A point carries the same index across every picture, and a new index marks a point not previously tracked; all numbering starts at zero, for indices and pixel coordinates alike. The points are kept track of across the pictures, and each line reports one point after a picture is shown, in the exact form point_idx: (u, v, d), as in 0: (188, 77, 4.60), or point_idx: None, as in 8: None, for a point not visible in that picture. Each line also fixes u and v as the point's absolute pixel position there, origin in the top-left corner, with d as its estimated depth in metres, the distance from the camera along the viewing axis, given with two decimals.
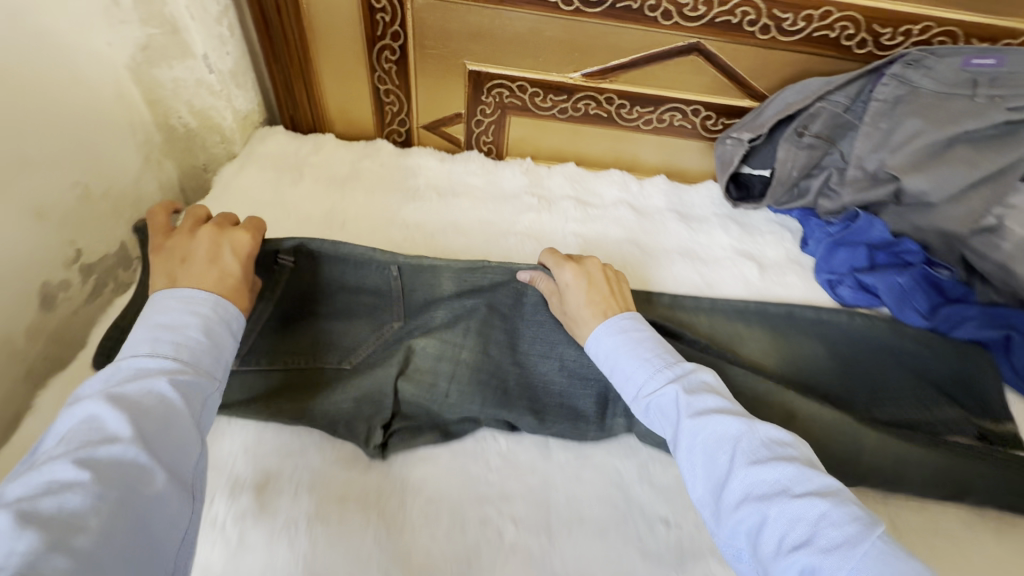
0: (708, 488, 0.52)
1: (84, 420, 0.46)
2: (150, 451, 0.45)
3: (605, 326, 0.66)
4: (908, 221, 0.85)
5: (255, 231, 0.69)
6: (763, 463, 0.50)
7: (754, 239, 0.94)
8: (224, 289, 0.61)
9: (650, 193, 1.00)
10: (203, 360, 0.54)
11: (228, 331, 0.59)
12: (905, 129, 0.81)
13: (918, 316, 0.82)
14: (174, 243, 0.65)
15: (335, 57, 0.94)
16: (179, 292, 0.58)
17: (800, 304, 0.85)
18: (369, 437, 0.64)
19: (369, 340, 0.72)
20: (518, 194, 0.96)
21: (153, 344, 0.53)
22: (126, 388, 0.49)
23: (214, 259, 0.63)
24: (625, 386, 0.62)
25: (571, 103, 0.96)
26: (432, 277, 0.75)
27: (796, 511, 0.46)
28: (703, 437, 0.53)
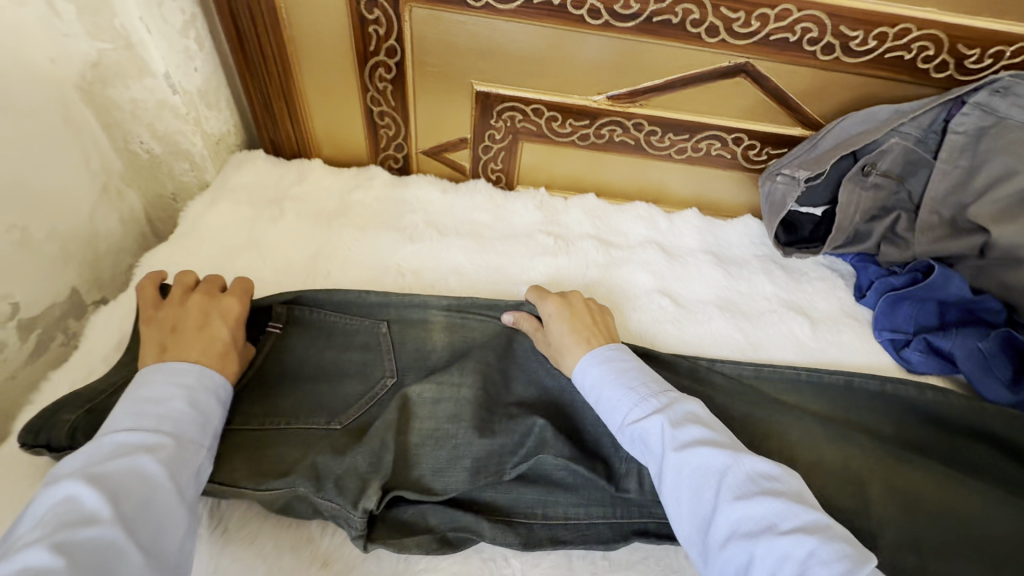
0: (693, 525, 0.46)
1: (60, 500, 0.40)
2: (131, 533, 0.40)
3: (589, 355, 0.59)
4: (996, 277, 0.72)
5: (243, 294, 0.63)
6: (749, 498, 0.44)
7: (802, 287, 0.81)
8: (215, 358, 0.55)
9: (681, 231, 0.88)
10: (188, 431, 0.48)
11: (216, 400, 0.53)
12: (990, 170, 0.69)
13: (1002, 389, 0.69)
14: (163, 312, 0.58)
15: (322, 75, 0.81)
16: (167, 365, 0.52)
17: (863, 370, 0.73)
18: (359, 498, 0.51)
19: (356, 398, 0.61)
20: (530, 233, 0.83)
21: (136, 417, 0.47)
22: (108, 464, 0.43)
23: (204, 327, 0.57)
24: (607, 414, 0.54)
25: (594, 129, 0.83)
26: (423, 331, 0.67)
27: (784, 548, 0.41)
28: (687, 472, 0.47)
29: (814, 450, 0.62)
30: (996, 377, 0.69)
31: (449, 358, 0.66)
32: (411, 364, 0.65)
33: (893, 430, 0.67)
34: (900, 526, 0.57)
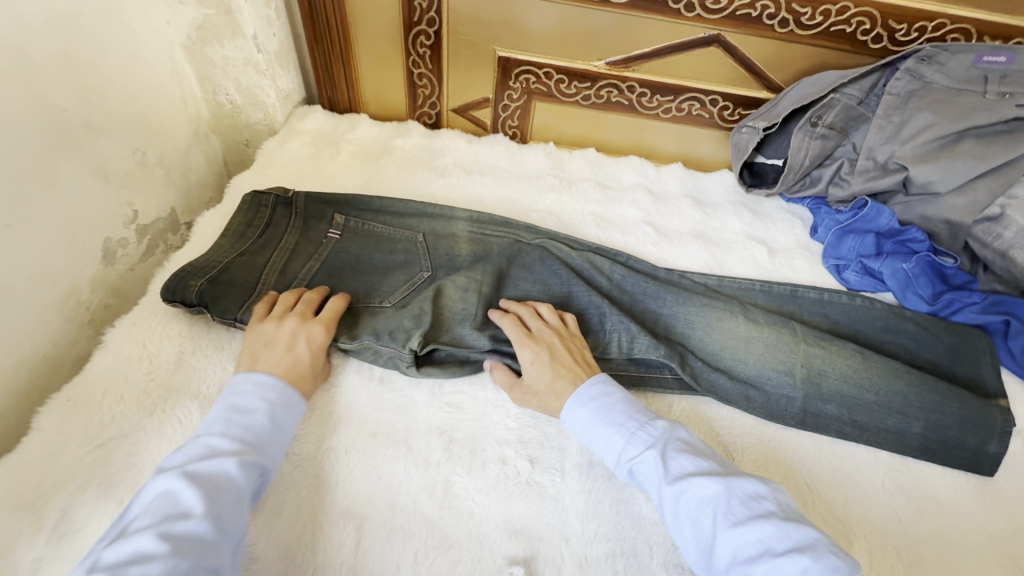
0: (699, 550, 0.50)
1: (163, 494, 0.47)
2: (217, 529, 0.46)
3: (576, 397, 0.64)
4: (915, 210, 0.87)
5: (331, 326, 0.69)
6: (745, 523, 0.48)
7: (765, 225, 0.98)
8: (292, 376, 0.62)
9: (667, 179, 1.04)
10: (265, 444, 0.55)
11: (291, 417, 0.60)
12: (916, 122, 0.84)
13: (921, 302, 0.84)
14: (262, 326, 0.67)
15: (373, 42, 1.00)
16: (254, 376, 0.60)
17: (807, 285, 0.88)
18: (407, 341, 0.68)
19: (402, 285, 0.79)
20: (540, 175, 1.01)
21: (225, 426, 0.55)
22: (200, 464, 0.50)
23: (290, 349, 0.64)
24: (605, 454, 0.60)
25: (594, 91, 1.01)
26: (450, 245, 0.85)
27: (781, 569, 0.45)
28: (685, 501, 0.52)
29: (757, 335, 0.79)
30: (916, 293, 0.84)
31: (473, 259, 0.83)
32: (442, 264, 0.82)
33: (827, 326, 0.83)
34: (812, 383, 0.75)
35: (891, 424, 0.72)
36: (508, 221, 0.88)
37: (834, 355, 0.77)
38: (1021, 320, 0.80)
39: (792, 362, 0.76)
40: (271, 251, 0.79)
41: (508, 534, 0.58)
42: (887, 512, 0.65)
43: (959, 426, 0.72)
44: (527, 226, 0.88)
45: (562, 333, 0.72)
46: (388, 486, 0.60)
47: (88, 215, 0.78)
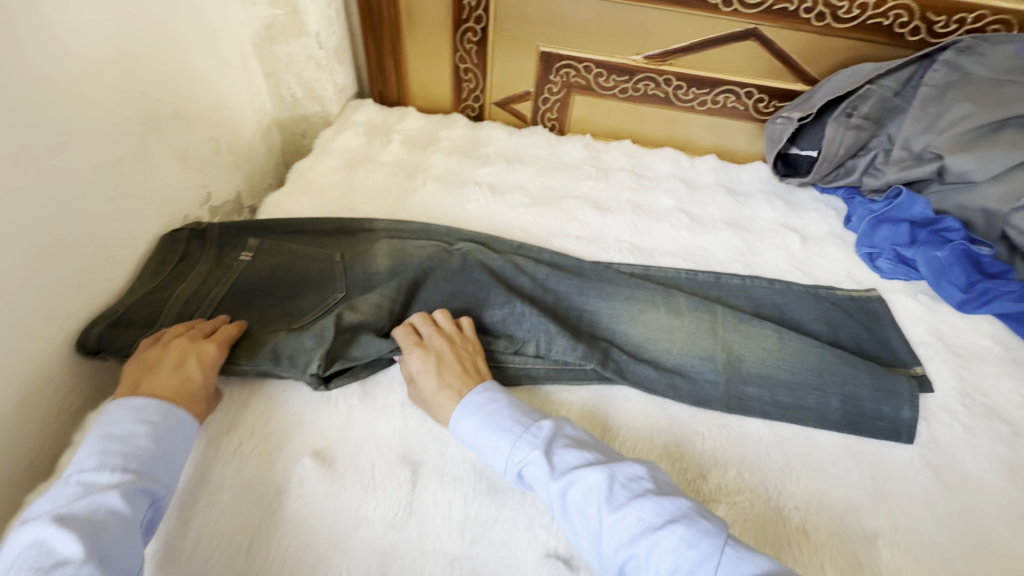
0: (589, 541, 0.52)
1: (30, 546, 0.44)
2: (104, 566, 0.45)
3: (463, 407, 0.63)
4: (950, 200, 0.88)
5: (224, 342, 0.67)
6: (625, 507, 0.51)
7: (798, 215, 1.00)
8: (182, 399, 0.60)
9: (701, 170, 1.08)
10: (153, 468, 0.53)
11: (182, 436, 0.57)
12: (953, 113, 0.86)
13: (955, 290, 0.85)
14: (142, 352, 0.64)
15: (423, 39, 1.07)
16: (131, 403, 0.57)
17: (839, 273, 0.90)
18: (307, 365, 0.66)
19: (311, 308, 0.75)
20: (578, 164, 1.06)
21: (101, 459, 0.52)
22: (74, 505, 0.47)
23: (178, 369, 0.62)
24: (493, 460, 0.59)
25: (632, 84, 1.05)
26: (368, 259, 0.82)
27: (659, 540, 0.49)
28: (571, 494, 0.54)
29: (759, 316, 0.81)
30: (951, 281, 0.86)
31: (388, 275, 0.80)
32: (358, 284, 0.79)
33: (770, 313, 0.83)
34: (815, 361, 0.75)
35: (810, 401, 0.72)
36: (443, 231, 0.88)
37: (749, 337, 0.77)
38: None
39: (711, 348, 0.76)
40: (180, 282, 0.79)
41: None
42: (915, 487, 0.65)
43: (873, 393, 0.72)
44: (462, 232, 0.88)
45: (451, 338, 0.70)
46: (438, 438, 0.65)
47: (171, 194, 0.86)
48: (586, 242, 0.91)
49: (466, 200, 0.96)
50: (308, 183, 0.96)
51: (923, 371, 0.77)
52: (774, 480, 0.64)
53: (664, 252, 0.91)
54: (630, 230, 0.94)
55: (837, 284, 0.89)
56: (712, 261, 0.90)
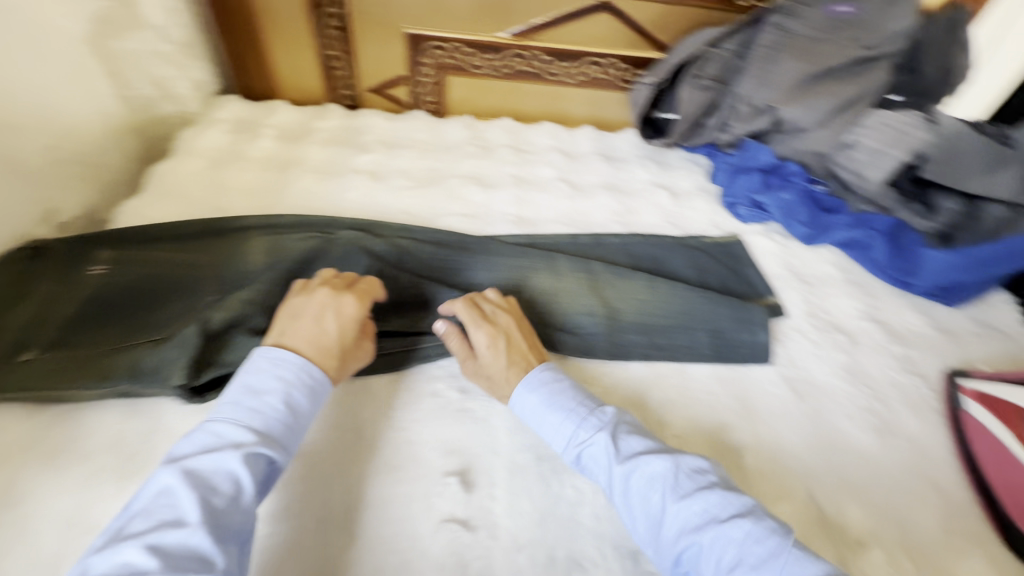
0: (648, 527, 0.53)
1: (159, 494, 0.46)
2: (215, 536, 0.44)
3: (525, 381, 0.64)
4: (790, 146, 0.98)
5: (366, 296, 0.67)
6: (691, 496, 0.51)
7: (669, 173, 1.07)
8: (319, 352, 0.59)
9: (579, 140, 1.13)
10: (276, 431, 0.53)
11: (308, 398, 0.56)
12: (783, 69, 0.94)
13: (801, 227, 0.96)
14: (290, 298, 0.65)
15: (283, 28, 1.03)
16: (273, 352, 0.57)
17: (705, 223, 0.98)
18: (170, 378, 0.62)
19: (178, 313, 0.70)
20: (460, 145, 1.07)
21: (235, 411, 0.52)
22: (200, 460, 0.48)
23: (318, 320, 0.61)
24: (552, 440, 0.61)
25: (502, 61, 1.07)
26: (242, 257, 0.77)
27: (725, 533, 0.48)
28: (634, 479, 0.54)
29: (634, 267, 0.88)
30: (797, 220, 0.96)
31: (264, 271, 0.76)
32: (230, 283, 0.74)
33: (649, 265, 0.89)
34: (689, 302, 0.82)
35: (683, 340, 0.78)
36: (325, 219, 0.86)
37: (628, 290, 0.82)
38: (880, 234, 0.92)
39: (594, 303, 0.80)
40: (18, 305, 0.71)
41: (445, 453, 0.64)
42: (773, 399, 0.74)
43: (734, 324, 0.80)
44: (342, 217, 0.87)
45: (515, 316, 0.71)
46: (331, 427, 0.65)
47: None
48: (471, 218, 0.93)
49: (346, 188, 0.93)
50: (170, 187, 0.89)
51: (775, 299, 0.86)
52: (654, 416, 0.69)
53: (548, 219, 0.95)
54: (514, 203, 0.96)
55: (705, 232, 0.97)
56: (592, 223, 0.95)
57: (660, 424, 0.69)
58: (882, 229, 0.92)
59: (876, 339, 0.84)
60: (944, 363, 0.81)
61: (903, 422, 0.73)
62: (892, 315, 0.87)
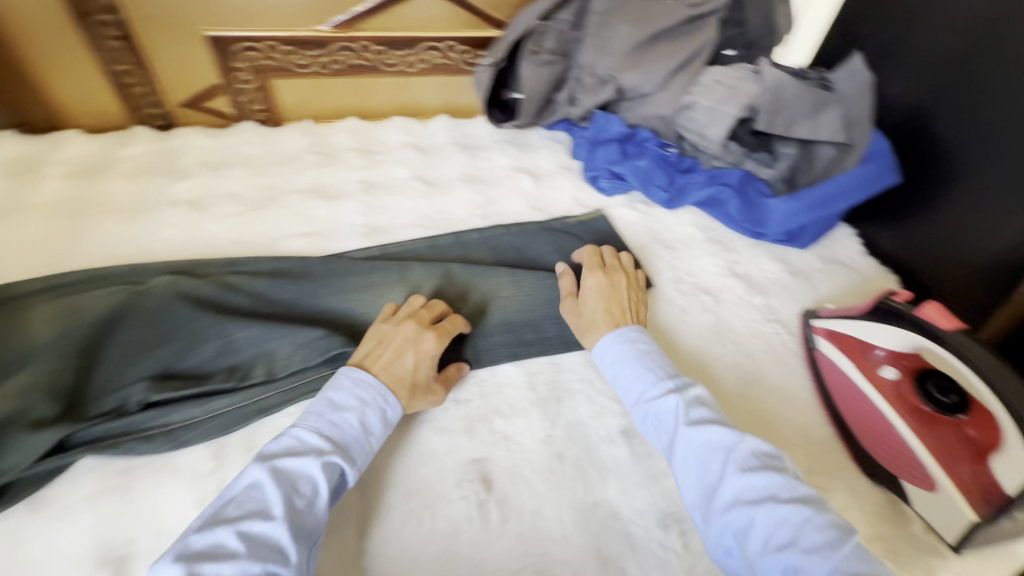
0: (699, 492, 0.51)
1: (251, 485, 0.48)
2: (295, 535, 0.46)
3: (616, 333, 0.67)
4: (637, 113, 0.97)
5: (446, 334, 0.68)
6: (754, 471, 0.49)
7: (529, 155, 1.04)
8: (392, 380, 0.61)
9: (433, 133, 1.06)
10: (353, 447, 0.55)
11: (381, 420, 0.58)
12: (618, 35, 0.93)
13: (661, 192, 0.96)
14: (382, 322, 0.68)
15: (49, 45, 0.86)
16: (357, 373, 0.60)
17: (569, 202, 0.96)
18: None
19: None
20: (298, 155, 0.96)
21: (318, 421, 0.55)
22: (287, 460, 0.50)
23: (398, 352, 0.63)
24: (625, 392, 0.62)
25: (329, 57, 0.97)
26: (17, 331, 0.63)
27: (782, 514, 0.46)
28: (695, 445, 0.53)
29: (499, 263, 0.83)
30: (656, 185, 0.96)
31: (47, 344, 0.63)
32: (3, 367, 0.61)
33: (515, 257, 0.85)
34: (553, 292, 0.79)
35: (553, 331, 0.76)
36: (134, 267, 0.74)
37: (491, 289, 0.78)
38: (731, 187, 0.93)
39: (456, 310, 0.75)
40: None
41: None
42: None
43: None
44: (155, 263, 0.75)
45: (632, 283, 0.76)
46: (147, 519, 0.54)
47: None
48: (315, 237, 0.84)
49: (160, 226, 0.81)
50: None
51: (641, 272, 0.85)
52: (527, 417, 0.67)
53: (402, 225, 0.88)
54: (363, 212, 0.88)
55: (569, 212, 0.95)
56: (451, 222, 0.90)
57: (535, 426, 0.66)
58: (733, 183, 0.93)
59: (738, 293, 0.86)
60: (799, 305, 0.85)
61: (766, 373, 0.75)
62: (752, 267, 0.90)
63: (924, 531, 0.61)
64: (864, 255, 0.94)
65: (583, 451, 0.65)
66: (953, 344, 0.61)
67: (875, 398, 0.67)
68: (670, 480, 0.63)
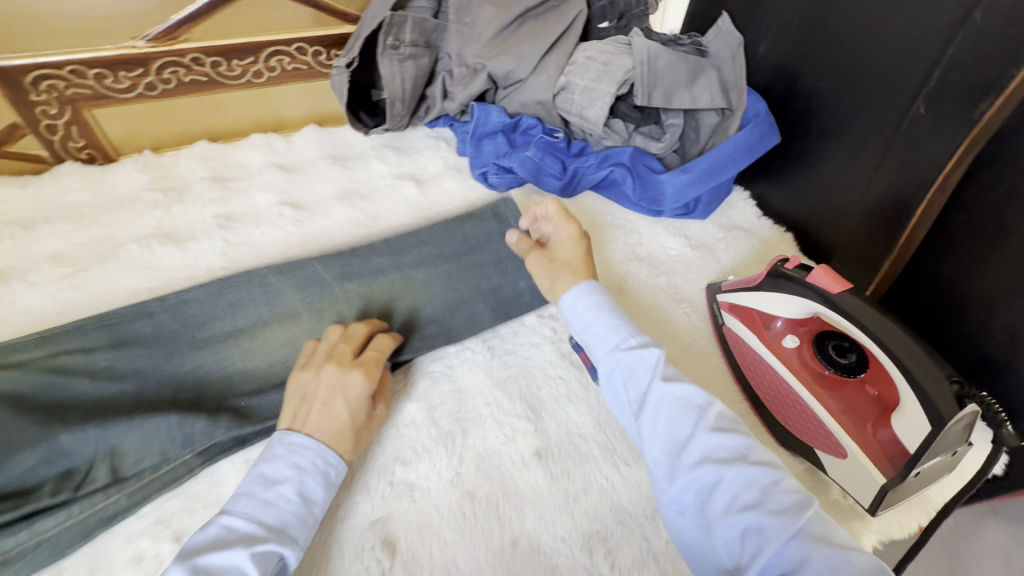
0: (667, 448, 0.50)
1: None
2: None
3: (584, 287, 0.62)
4: (516, 101, 0.91)
5: (372, 364, 0.61)
6: (725, 430, 0.49)
7: (412, 158, 0.95)
8: (333, 437, 0.55)
9: (300, 147, 0.94)
10: (292, 525, 0.50)
11: (324, 485, 0.53)
12: (482, 18, 0.87)
13: (553, 180, 0.90)
14: (302, 370, 0.60)
15: None
16: (288, 439, 0.53)
17: (460, 205, 0.89)
18: None
19: None
20: (138, 195, 0.83)
21: (250, 504, 0.49)
22: (211, 558, 0.45)
23: (327, 405, 0.56)
24: (595, 340, 0.59)
25: (154, 75, 0.84)
26: None
27: (750, 475, 0.46)
28: (668, 400, 0.52)
29: None
30: (548, 174, 0.90)
31: None
32: None
33: None
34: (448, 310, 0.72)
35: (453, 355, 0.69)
36: None
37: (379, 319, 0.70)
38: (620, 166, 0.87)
39: None
40: None
41: None
42: (557, 384, 0.68)
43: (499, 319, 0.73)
44: None
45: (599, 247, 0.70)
46: None
47: None
48: (163, 291, 0.72)
49: None
50: None
51: None
52: (431, 459, 0.60)
53: (270, 260, 0.77)
54: (222, 252, 0.77)
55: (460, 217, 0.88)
56: (328, 248, 0.80)
57: (440, 467, 0.60)
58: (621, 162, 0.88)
59: (644, 277, 0.83)
60: (703, 280, 0.84)
61: (676, 359, 0.73)
62: (655, 247, 0.87)
63: (843, 495, 0.61)
64: (760, 217, 0.94)
65: (496, 486, 0.59)
66: (842, 308, 0.59)
67: (782, 370, 0.66)
68: (591, 496, 0.59)
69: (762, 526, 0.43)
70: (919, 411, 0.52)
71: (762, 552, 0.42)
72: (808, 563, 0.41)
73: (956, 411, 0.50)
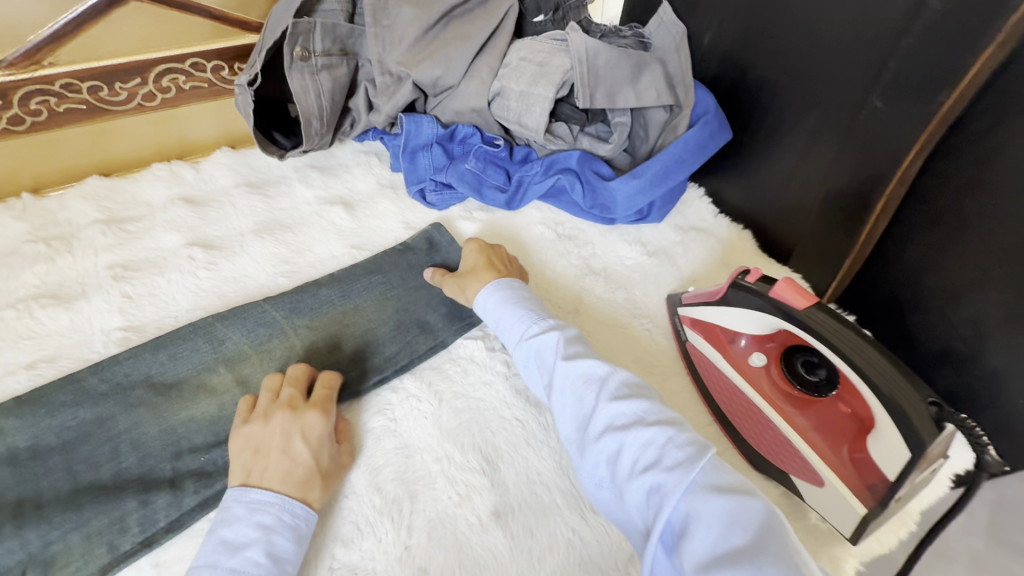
0: (576, 425, 0.51)
1: None
2: None
3: (488, 288, 0.64)
4: (448, 109, 0.83)
5: (325, 402, 0.57)
6: (623, 398, 0.50)
7: (340, 179, 0.86)
8: (296, 487, 0.51)
9: (211, 175, 0.83)
10: None
11: (294, 540, 0.49)
12: (402, 20, 0.78)
13: (497, 193, 0.82)
14: (249, 424, 0.55)
15: None
16: (250, 495, 0.50)
17: (397, 229, 0.81)
18: None
19: None
20: (14, 248, 0.71)
21: None
22: None
23: (286, 452, 0.53)
24: (507, 334, 0.60)
25: (17, 107, 0.72)
26: None
27: (648, 436, 0.47)
28: (572, 379, 0.53)
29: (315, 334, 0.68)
30: (490, 187, 0.82)
31: None
32: None
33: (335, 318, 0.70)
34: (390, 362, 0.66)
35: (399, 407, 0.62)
36: None
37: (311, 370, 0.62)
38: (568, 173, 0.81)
39: None
40: None
41: None
42: (514, 428, 0.62)
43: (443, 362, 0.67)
44: None
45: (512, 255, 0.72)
46: None
47: None
48: (49, 363, 0.62)
49: None
50: None
51: None
52: (376, 534, 0.54)
53: (180, 313, 0.68)
54: (120, 309, 0.67)
55: (398, 241, 0.80)
56: (248, 292, 0.71)
57: (387, 542, 0.53)
58: (570, 168, 0.81)
59: (601, 293, 0.77)
60: (663, 290, 0.79)
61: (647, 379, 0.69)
62: (611, 258, 0.82)
63: (820, 520, 0.57)
64: (717, 215, 0.89)
65: (451, 556, 0.53)
66: (809, 324, 0.55)
67: (750, 393, 0.62)
68: (557, 554, 0.54)
69: (660, 483, 0.43)
70: (900, 439, 0.49)
71: (663, 508, 0.42)
72: (704, 514, 0.41)
73: (937, 435, 0.47)
